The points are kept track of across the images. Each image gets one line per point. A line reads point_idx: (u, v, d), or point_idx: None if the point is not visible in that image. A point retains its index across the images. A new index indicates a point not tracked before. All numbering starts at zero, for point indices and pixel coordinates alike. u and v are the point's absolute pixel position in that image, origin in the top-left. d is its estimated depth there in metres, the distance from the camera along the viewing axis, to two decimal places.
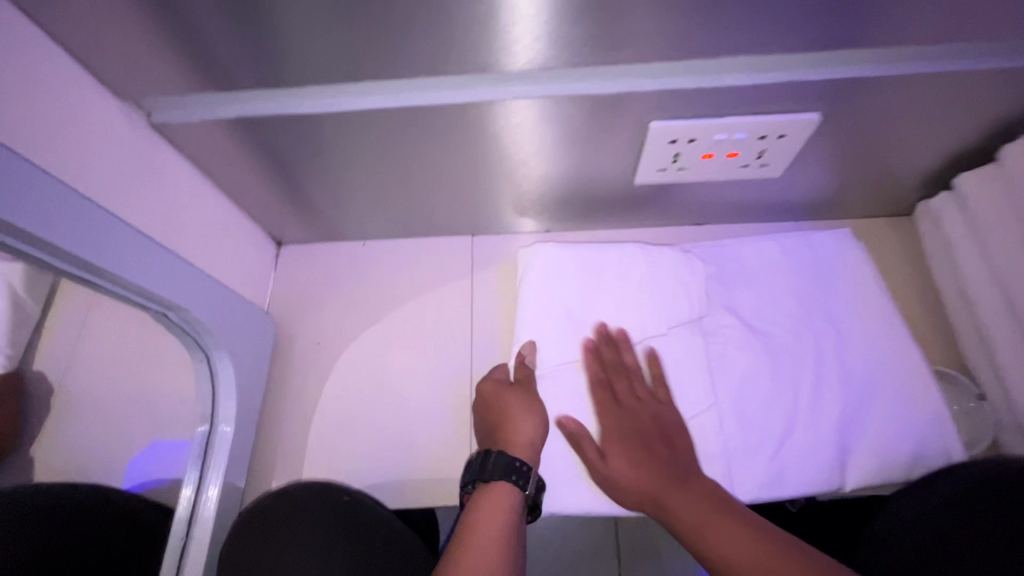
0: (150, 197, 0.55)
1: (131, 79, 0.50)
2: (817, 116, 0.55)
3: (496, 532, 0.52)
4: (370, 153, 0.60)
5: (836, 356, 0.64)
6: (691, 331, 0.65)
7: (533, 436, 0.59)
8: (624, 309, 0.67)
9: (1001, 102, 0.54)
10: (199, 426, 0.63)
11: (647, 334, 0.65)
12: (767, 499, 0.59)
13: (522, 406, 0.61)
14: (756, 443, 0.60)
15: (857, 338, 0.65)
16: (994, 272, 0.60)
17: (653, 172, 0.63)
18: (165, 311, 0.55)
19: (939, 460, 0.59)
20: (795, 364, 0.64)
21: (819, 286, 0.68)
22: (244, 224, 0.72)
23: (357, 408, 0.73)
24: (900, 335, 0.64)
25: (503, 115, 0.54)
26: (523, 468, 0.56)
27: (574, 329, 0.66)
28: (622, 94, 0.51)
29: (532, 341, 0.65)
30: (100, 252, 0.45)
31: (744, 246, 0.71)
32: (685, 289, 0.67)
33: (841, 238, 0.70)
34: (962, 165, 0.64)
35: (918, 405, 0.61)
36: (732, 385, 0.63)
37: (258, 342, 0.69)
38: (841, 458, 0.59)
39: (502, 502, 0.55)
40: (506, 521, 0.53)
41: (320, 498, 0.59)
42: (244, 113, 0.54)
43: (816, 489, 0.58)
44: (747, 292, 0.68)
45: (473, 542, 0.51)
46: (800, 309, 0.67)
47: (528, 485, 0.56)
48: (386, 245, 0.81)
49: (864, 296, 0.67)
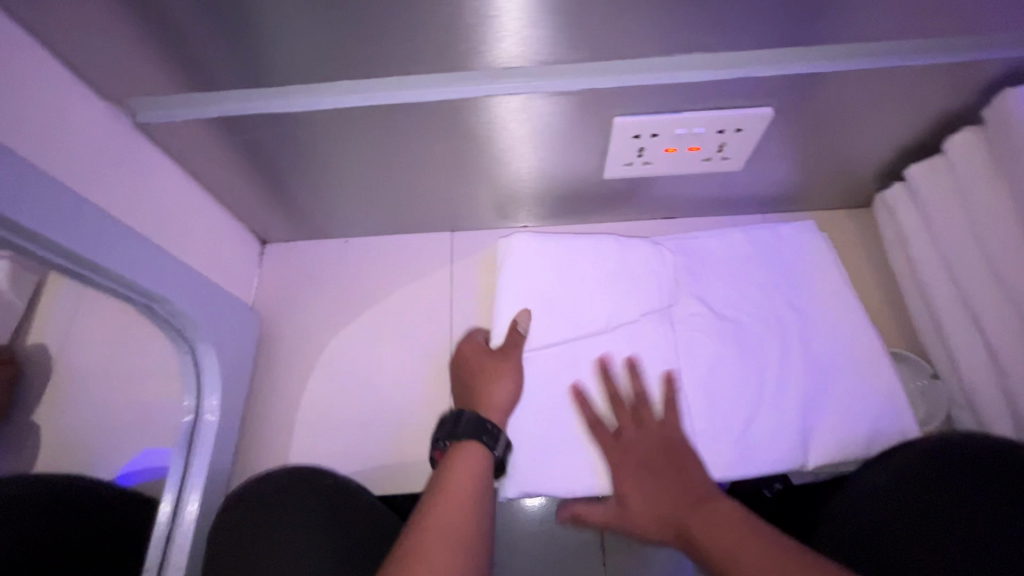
0: (134, 194, 0.57)
1: (115, 80, 0.52)
2: (770, 111, 0.58)
3: (469, 474, 0.57)
4: (348, 151, 0.62)
5: (799, 340, 0.66)
6: (662, 319, 0.68)
7: (507, 401, 0.63)
8: (598, 298, 0.69)
9: (941, 95, 0.57)
10: (184, 417, 0.64)
11: (622, 320, 0.68)
12: (732, 477, 0.61)
13: (500, 371, 0.65)
14: (723, 424, 0.63)
15: (819, 322, 0.67)
16: (943, 256, 0.63)
17: (621, 166, 0.66)
18: (149, 303, 0.57)
19: (895, 437, 0.62)
20: (760, 348, 0.66)
21: (785, 273, 0.70)
22: (227, 222, 0.74)
23: (340, 400, 0.74)
24: (859, 319, 0.67)
25: (474, 113, 0.57)
26: (493, 429, 0.60)
27: (550, 318, 0.68)
28: (586, 90, 0.54)
29: (527, 310, 0.68)
30: (88, 244, 0.47)
31: (713, 240, 0.73)
32: (655, 278, 0.70)
33: (805, 229, 0.73)
34: (912, 156, 0.68)
35: (877, 386, 0.64)
36: (700, 370, 0.66)
37: (241, 336, 0.70)
38: (803, 437, 0.62)
39: (476, 458, 0.58)
40: (479, 474, 0.57)
41: (304, 482, 0.60)
42: (225, 111, 0.56)
43: (779, 466, 0.61)
44: (716, 280, 0.70)
45: (449, 493, 0.55)
46: (767, 297, 0.69)
47: (497, 446, 0.59)
48: (367, 242, 0.83)
49: (827, 283, 0.69)
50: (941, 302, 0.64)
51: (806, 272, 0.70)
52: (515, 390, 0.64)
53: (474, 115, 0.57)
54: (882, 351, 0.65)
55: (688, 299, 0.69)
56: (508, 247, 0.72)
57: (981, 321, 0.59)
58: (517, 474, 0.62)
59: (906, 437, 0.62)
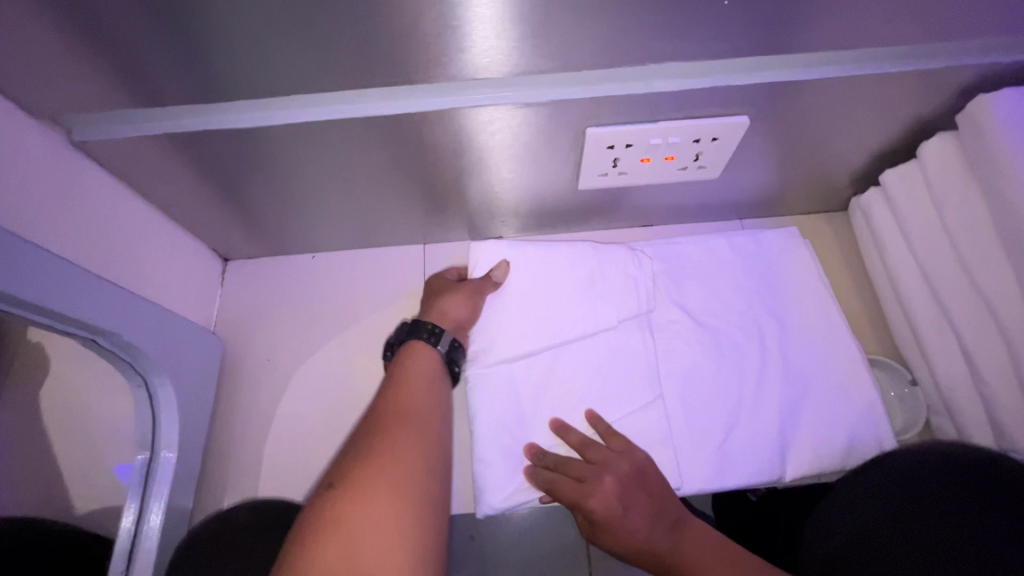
0: (75, 219, 0.53)
1: (47, 96, 0.47)
2: (746, 119, 0.56)
3: (419, 357, 0.60)
4: (307, 164, 0.59)
5: (778, 346, 0.65)
6: (640, 325, 0.66)
7: (458, 315, 0.64)
8: (575, 308, 0.67)
9: (917, 101, 0.56)
10: (139, 454, 0.60)
11: (598, 326, 0.66)
12: (712, 489, 0.60)
13: (456, 289, 0.66)
14: (702, 435, 0.62)
15: (798, 328, 0.67)
16: (920, 263, 0.63)
17: (596, 176, 0.63)
18: (94, 336, 0.52)
19: (872, 446, 0.62)
20: (739, 355, 0.65)
21: (763, 278, 0.69)
22: (183, 241, 0.70)
23: (309, 425, 0.71)
24: (838, 323, 0.66)
25: (439, 126, 0.54)
26: (435, 329, 0.62)
27: (526, 332, 0.66)
28: (557, 100, 0.51)
29: (506, 261, 0.68)
30: (23, 282, 0.43)
31: (695, 246, 0.71)
32: (634, 284, 0.68)
33: (788, 237, 0.70)
34: (887, 162, 0.67)
35: (855, 391, 0.63)
36: (679, 379, 0.64)
37: (202, 363, 0.66)
38: (783, 446, 0.61)
39: (420, 350, 0.61)
40: (429, 367, 0.59)
41: (267, 523, 0.57)
42: (170, 127, 0.52)
43: (758, 477, 0.60)
44: (695, 287, 0.69)
45: (404, 386, 0.57)
46: (746, 303, 0.68)
47: (441, 343, 0.61)
48: (334, 258, 0.80)
49: (806, 289, 0.68)
50: (918, 309, 0.64)
51: (785, 278, 0.69)
52: (467, 307, 0.65)
53: (438, 128, 0.54)
54: (858, 357, 0.65)
55: (667, 305, 0.68)
56: (476, 255, 0.69)
57: (958, 328, 0.59)
58: (484, 494, 0.62)
59: (884, 446, 0.61)
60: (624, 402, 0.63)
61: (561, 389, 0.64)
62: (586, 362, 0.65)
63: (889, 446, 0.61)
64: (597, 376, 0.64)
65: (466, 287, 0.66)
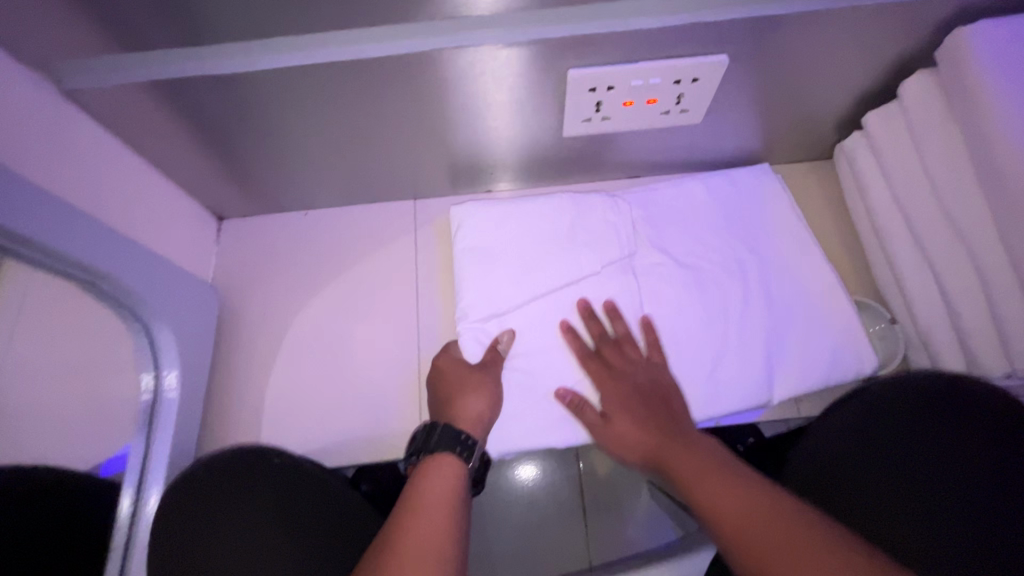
0: (71, 168, 0.54)
1: (35, 43, 0.48)
2: (726, 58, 0.57)
3: (449, 482, 0.54)
4: (297, 115, 0.60)
5: (761, 283, 0.66)
6: (623, 270, 0.67)
7: (482, 415, 0.60)
8: (558, 258, 0.67)
9: (897, 36, 0.57)
10: (142, 396, 0.63)
11: (582, 273, 0.67)
12: (703, 418, 0.63)
13: (473, 384, 0.62)
14: (689, 369, 0.64)
15: (780, 266, 0.67)
16: (900, 203, 0.64)
17: (579, 122, 0.64)
18: (93, 280, 0.54)
19: (851, 373, 0.64)
20: (722, 292, 0.66)
21: (742, 218, 0.70)
22: (178, 197, 0.71)
23: (309, 374, 0.74)
24: (816, 259, 0.68)
25: (422, 72, 0.55)
26: (469, 441, 0.57)
27: (512, 282, 0.66)
28: (537, 40, 0.52)
29: (511, 329, 0.65)
30: (26, 221, 0.44)
31: (674, 190, 0.72)
32: (615, 229, 0.69)
33: (762, 175, 0.72)
34: (869, 105, 0.67)
35: (835, 321, 0.65)
36: (664, 317, 0.66)
37: (199, 314, 0.68)
38: (768, 376, 0.63)
39: (450, 469, 0.55)
40: (459, 490, 0.54)
41: (255, 461, 0.59)
42: (155, 75, 0.52)
43: (745, 405, 0.63)
44: (675, 229, 0.70)
45: (423, 507, 0.51)
46: (726, 243, 0.68)
47: (473, 459, 0.57)
48: (328, 215, 0.81)
49: (785, 229, 0.69)
50: (898, 249, 0.65)
51: (765, 219, 0.70)
52: (489, 406, 0.61)
53: (421, 72, 0.55)
54: (836, 287, 0.66)
55: (649, 250, 0.68)
56: (458, 217, 0.70)
57: (935, 263, 0.60)
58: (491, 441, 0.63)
59: (862, 373, 0.63)
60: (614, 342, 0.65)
61: (547, 335, 0.65)
62: (572, 305, 0.66)
63: (868, 372, 0.63)
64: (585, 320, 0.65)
65: (483, 382, 0.62)
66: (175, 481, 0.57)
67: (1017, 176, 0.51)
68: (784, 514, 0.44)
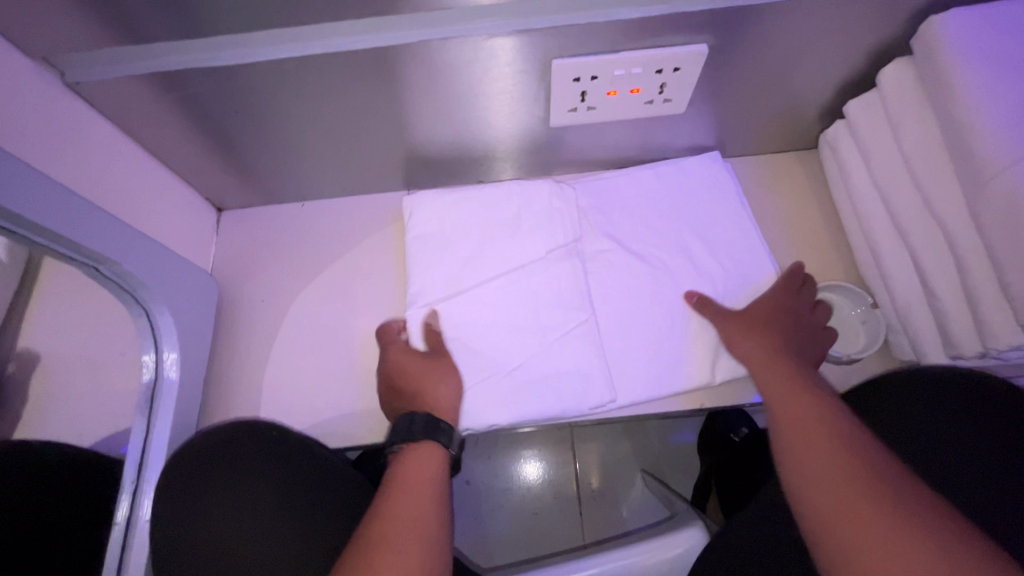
0: (74, 157, 0.57)
1: (39, 37, 0.50)
2: (705, 48, 0.58)
3: (430, 462, 0.58)
4: (288, 107, 0.62)
5: (691, 266, 0.70)
6: (569, 254, 0.70)
7: (450, 399, 0.64)
8: (508, 243, 0.71)
9: (873, 25, 0.58)
10: (143, 376, 0.65)
11: (528, 259, 0.70)
12: (644, 398, 0.66)
13: (426, 372, 0.65)
14: (631, 351, 0.67)
15: (715, 247, 0.70)
16: (881, 189, 0.65)
17: (565, 112, 0.66)
18: (95, 265, 0.56)
19: None
20: (656, 279, 0.69)
21: (684, 206, 0.73)
22: (178, 188, 0.74)
23: (306, 359, 0.76)
24: (754, 243, 0.70)
25: (410, 64, 0.57)
26: (448, 428, 0.60)
27: (461, 264, 0.70)
28: (520, 30, 0.54)
29: (432, 309, 0.69)
30: (32, 205, 0.46)
31: (622, 179, 0.75)
32: (558, 215, 0.72)
33: (709, 161, 0.74)
34: (850, 94, 0.69)
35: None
36: (610, 302, 0.69)
37: (199, 301, 0.70)
38: (707, 358, 0.66)
39: (429, 452, 0.59)
40: (436, 469, 0.57)
41: (251, 435, 0.64)
42: (154, 67, 0.54)
43: (682, 384, 0.66)
44: (624, 217, 0.73)
45: (404, 486, 0.55)
46: (670, 228, 0.72)
47: (452, 445, 0.60)
48: (325, 206, 0.84)
49: (730, 212, 0.71)
50: (880, 234, 0.67)
51: (709, 204, 0.72)
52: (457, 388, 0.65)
53: (408, 64, 0.57)
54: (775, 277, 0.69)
55: (596, 236, 0.72)
56: (410, 206, 0.74)
57: (913, 247, 0.62)
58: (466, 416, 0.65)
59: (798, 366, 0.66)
60: (558, 322, 0.67)
61: (490, 319, 0.68)
62: (524, 288, 0.69)
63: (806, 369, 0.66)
64: (534, 305, 0.68)
65: (434, 367, 0.65)
66: (178, 452, 0.62)
67: (986, 160, 0.52)
68: (860, 444, 0.47)
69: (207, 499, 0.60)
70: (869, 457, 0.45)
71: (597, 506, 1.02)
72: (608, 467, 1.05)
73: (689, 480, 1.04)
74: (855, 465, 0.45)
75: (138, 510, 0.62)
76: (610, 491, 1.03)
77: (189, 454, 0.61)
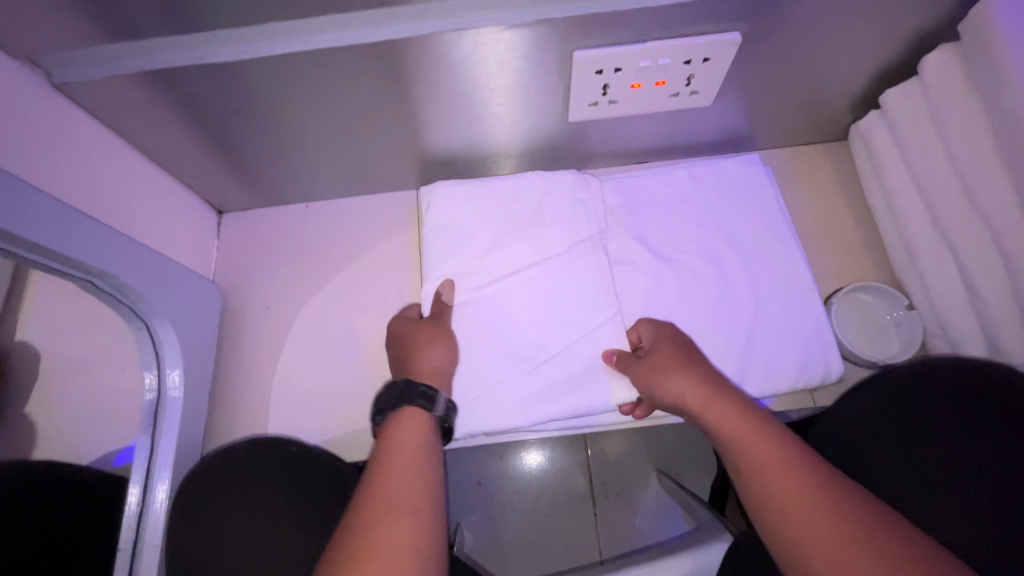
0: (63, 162, 0.53)
1: (21, 33, 0.46)
2: (739, 37, 0.54)
3: (416, 430, 0.53)
4: (291, 104, 0.58)
5: (722, 269, 0.66)
6: (595, 248, 0.66)
7: (440, 364, 0.60)
8: (526, 238, 0.68)
9: (917, 10, 0.54)
10: (146, 394, 0.62)
11: (549, 253, 0.67)
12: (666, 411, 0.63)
13: (429, 336, 0.62)
14: None
15: (752, 251, 0.67)
16: (921, 185, 0.62)
17: (586, 107, 0.62)
18: (90, 278, 0.53)
19: (819, 373, 0.63)
20: (689, 280, 0.66)
21: (715, 209, 0.69)
22: (176, 191, 0.70)
23: (315, 366, 0.73)
24: (790, 250, 0.67)
25: (421, 56, 0.53)
26: (429, 392, 0.56)
27: (475, 262, 0.67)
28: (541, 20, 0.50)
29: (449, 279, 0.66)
30: (21, 221, 0.43)
31: (654, 178, 0.71)
32: (584, 208, 0.68)
33: (746, 161, 0.71)
34: (885, 84, 0.65)
35: (802, 323, 0.64)
36: (636, 305, 0.66)
37: (200, 308, 0.67)
38: (739, 369, 0.63)
39: (413, 419, 0.54)
40: (428, 435, 0.53)
41: (266, 451, 0.61)
42: (146, 66, 0.50)
43: None
44: (654, 220, 0.69)
45: (393, 445, 0.51)
46: (701, 229, 0.68)
47: (436, 407, 0.56)
48: (330, 206, 0.80)
49: (764, 215, 0.68)
50: (919, 231, 0.63)
51: (737, 203, 0.69)
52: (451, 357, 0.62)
53: (416, 57, 0.53)
54: (813, 290, 0.65)
55: (623, 236, 0.69)
56: (429, 197, 0.70)
57: (955, 246, 0.59)
58: (507, 417, 0.62)
59: (830, 374, 0.63)
60: (583, 330, 0.64)
61: (509, 323, 0.65)
62: (546, 288, 0.65)
63: (837, 373, 0.62)
64: (556, 311, 0.65)
65: (432, 332, 0.62)
66: (187, 476, 0.59)
67: None
68: (886, 529, 0.40)
69: (230, 521, 0.58)
70: (883, 522, 0.41)
71: (614, 509, 0.99)
72: (621, 467, 1.02)
73: (705, 479, 1.02)
74: (849, 518, 0.41)
75: (147, 534, 0.59)
76: (624, 493, 1.00)
77: (202, 475, 0.59)
